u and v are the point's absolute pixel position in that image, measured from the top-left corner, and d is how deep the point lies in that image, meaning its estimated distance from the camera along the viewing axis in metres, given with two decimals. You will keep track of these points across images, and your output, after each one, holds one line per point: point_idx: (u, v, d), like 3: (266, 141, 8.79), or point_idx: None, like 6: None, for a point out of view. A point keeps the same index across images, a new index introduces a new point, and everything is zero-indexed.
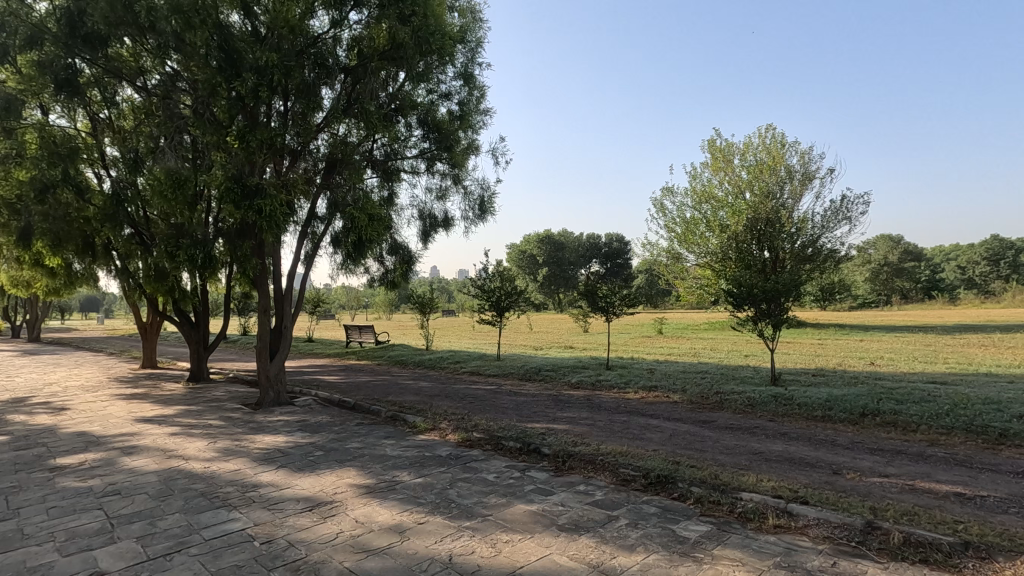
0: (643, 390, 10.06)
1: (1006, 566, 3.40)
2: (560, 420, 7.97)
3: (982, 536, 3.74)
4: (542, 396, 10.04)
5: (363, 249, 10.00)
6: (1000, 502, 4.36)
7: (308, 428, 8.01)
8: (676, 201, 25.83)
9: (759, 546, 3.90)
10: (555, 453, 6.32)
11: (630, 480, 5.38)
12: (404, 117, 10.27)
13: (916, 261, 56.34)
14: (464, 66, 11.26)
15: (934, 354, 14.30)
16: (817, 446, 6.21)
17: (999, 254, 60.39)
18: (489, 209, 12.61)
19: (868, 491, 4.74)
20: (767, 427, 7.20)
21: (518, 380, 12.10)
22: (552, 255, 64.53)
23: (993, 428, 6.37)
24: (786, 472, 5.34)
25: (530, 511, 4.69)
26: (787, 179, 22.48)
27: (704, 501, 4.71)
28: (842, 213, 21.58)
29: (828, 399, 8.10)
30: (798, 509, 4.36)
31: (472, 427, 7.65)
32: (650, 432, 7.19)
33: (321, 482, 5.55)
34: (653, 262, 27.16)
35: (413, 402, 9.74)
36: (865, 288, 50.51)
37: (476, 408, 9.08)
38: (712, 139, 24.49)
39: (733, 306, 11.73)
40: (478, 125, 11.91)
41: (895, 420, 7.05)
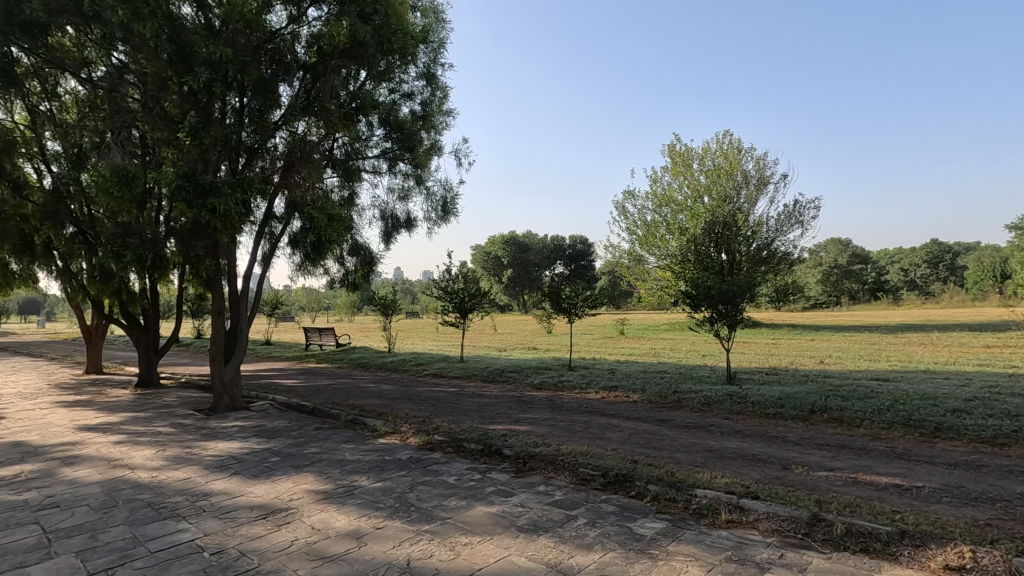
0: (604, 390, 10.21)
1: (938, 552, 3.60)
2: (522, 422, 8.00)
3: (916, 525, 3.95)
4: (505, 397, 10.06)
5: (323, 250, 9.80)
6: (934, 493, 4.62)
7: (264, 434, 7.79)
8: (638, 204, 26.32)
9: (711, 541, 4.01)
10: (516, 454, 6.34)
11: (589, 480, 5.45)
12: (366, 116, 10.11)
13: (863, 263, 59.04)
14: (426, 66, 11.19)
15: (878, 352, 15.01)
16: (769, 442, 6.44)
17: (938, 257, 64.33)
18: (452, 210, 12.58)
19: (815, 485, 4.93)
20: (722, 425, 7.40)
21: (481, 382, 12.07)
22: (516, 257, 64.73)
23: (929, 422, 6.74)
24: (739, 468, 5.50)
25: (490, 513, 4.70)
26: (743, 184, 23.27)
27: (661, 499, 4.82)
28: (795, 217, 22.41)
29: (780, 397, 8.39)
30: (749, 504, 4.51)
31: (433, 430, 7.60)
32: (610, 431, 7.30)
33: (277, 489, 5.41)
34: (616, 263, 27.60)
35: (374, 405, 9.61)
36: (817, 289, 52.65)
37: (438, 410, 9.02)
38: (672, 143, 25.04)
39: (691, 307, 12.03)
40: (441, 126, 11.87)
41: (841, 416, 7.36)
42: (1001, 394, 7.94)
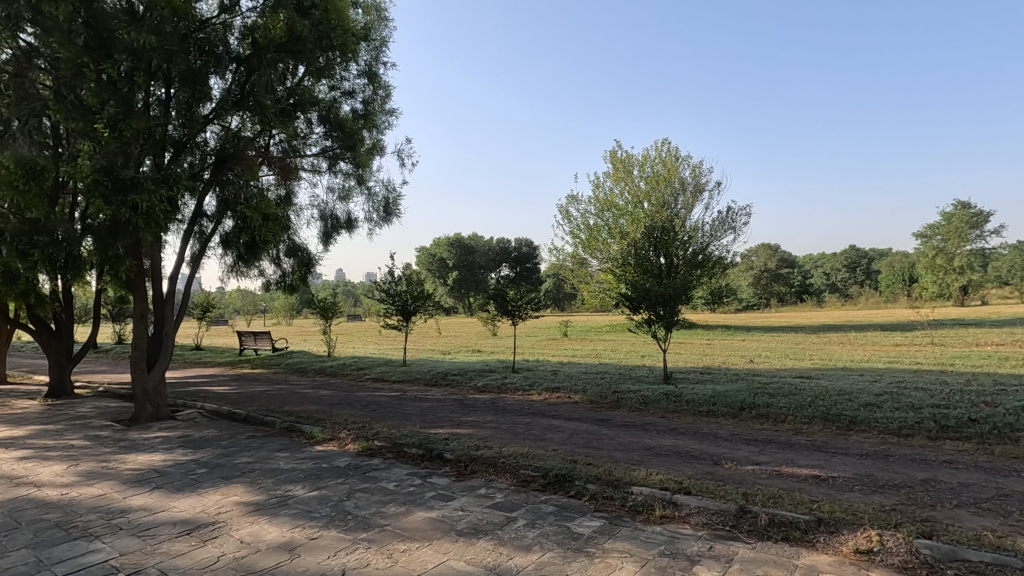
0: (546, 392, 10.32)
1: (849, 537, 3.87)
2: (464, 425, 7.97)
3: (832, 513, 4.22)
4: (447, 400, 10.00)
5: (257, 250, 9.40)
6: (848, 482, 4.96)
7: (191, 445, 7.37)
8: (580, 208, 26.81)
9: (646, 536, 4.14)
10: (457, 457, 6.30)
11: (530, 481, 5.50)
12: (304, 113, 9.78)
13: (790, 267, 62.75)
14: (367, 64, 10.97)
15: (802, 351, 15.98)
16: (701, 439, 6.71)
17: (856, 262, 69.25)
18: (394, 211, 12.38)
19: (742, 479, 5.18)
20: (658, 423, 7.65)
21: (424, 385, 11.95)
22: (461, 258, 64.35)
23: (845, 416, 7.23)
24: (673, 465, 5.71)
25: (430, 518, 4.64)
26: (680, 190, 24.23)
27: (598, 497, 4.93)
28: (728, 223, 23.51)
29: (712, 395, 8.76)
30: (682, 499, 4.68)
31: (373, 436, 7.45)
32: (551, 432, 7.40)
33: (203, 502, 5.13)
34: (559, 267, 28.02)
35: (312, 411, 9.30)
36: (748, 292, 55.40)
37: (379, 415, 8.84)
38: (613, 149, 25.64)
39: (631, 309, 12.37)
40: (383, 126, 11.68)
41: (767, 412, 7.78)
42: (906, 388, 8.63)
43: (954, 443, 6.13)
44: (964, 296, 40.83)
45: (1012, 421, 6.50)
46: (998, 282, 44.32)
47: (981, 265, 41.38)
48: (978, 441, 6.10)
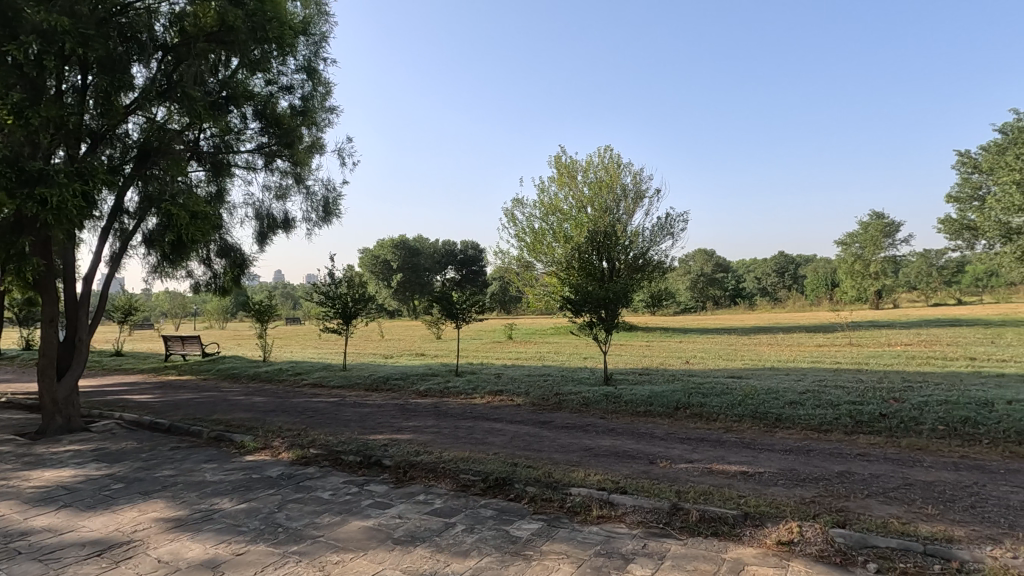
0: (489, 395, 10.31)
1: (772, 529, 4.05)
2: (405, 430, 7.82)
3: (757, 507, 4.42)
4: (388, 405, 9.79)
5: (184, 250, 8.86)
6: (773, 476, 5.22)
7: (106, 458, 6.86)
8: (526, 211, 27.01)
9: (583, 537, 4.19)
10: (396, 464, 6.17)
11: (470, 485, 5.45)
12: (237, 107, 9.35)
13: (724, 272, 65.73)
14: (306, 59, 10.64)
15: (734, 352, 16.73)
16: (638, 439, 6.89)
17: (784, 267, 73.41)
18: (334, 211, 12.04)
19: (675, 477, 5.35)
20: (598, 424, 7.79)
21: (364, 390, 11.66)
22: (406, 261, 63.35)
23: (771, 414, 7.61)
24: (611, 465, 5.82)
25: (366, 527, 4.52)
26: (622, 196, 24.97)
27: (537, 499, 4.95)
28: (667, 229, 24.34)
29: (649, 396, 9.02)
30: (618, 499, 4.77)
31: (308, 443, 7.18)
32: (492, 435, 7.38)
33: (117, 520, 4.77)
34: (504, 269, 28.12)
35: (243, 419, 8.86)
36: (686, 295, 57.54)
37: (316, 422, 8.53)
38: (558, 155, 25.98)
39: (573, 312, 12.55)
40: (323, 123, 11.35)
41: (701, 411, 8.08)
42: (826, 387, 9.18)
43: (867, 436, 6.57)
44: (878, 300, 44.07)
45: (916, 415, 7.04)
46: (907, 287, 48.12)
47: (892, 271, 44.86)
48: (888, 435, 6.56)
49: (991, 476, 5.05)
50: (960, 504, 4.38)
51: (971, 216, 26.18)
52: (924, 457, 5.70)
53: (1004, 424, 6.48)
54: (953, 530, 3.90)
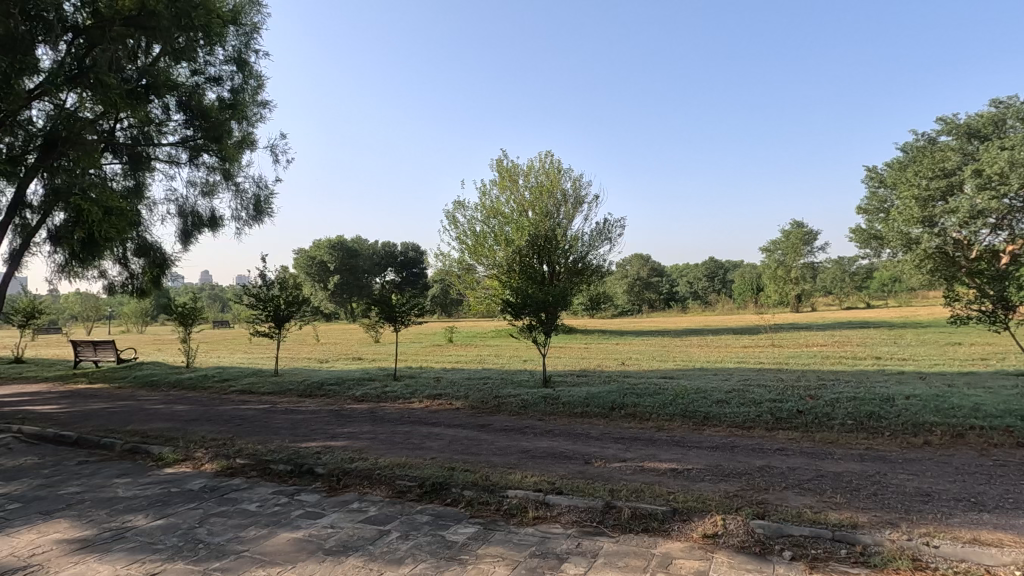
0: (427, 399, 10.18)
1: (699, 523, 4.23)
2: (339, 437, 7.59)
3: (685, 503, 4.60)
4: (322, 412, 9.47)
5: (96, 248, 8.23)
6: (700, 473, 5.45)
7: (1, 476, 6.23)
8: (467, 214, 26.94)
9: (519, 539, 4.22)
10: (329, 472, 5.97)
11: (405, 491, 5.37)
12: (159, 96, 8.80)
13: (658, 276, 68.24)
14: (236, 50, 10.17)
15: (667, 353, 17.35)
16: (575, 439, 7.02)
17: (714, 272, 77.09)
18: (265, 210, 11.56)
19: (610, 476, 5.49)
20: (536, 426, 7.87)
21: (297, 397, 11.23)
22: (344, 262, 61.50)
23: (699, 412, 7.96)
24: (548, 466, 5.90)
25: (295, 538, 4.34)
26: (562, 202, 25.47)
27: (474, 503, 4.95)
28: (605, 234, 24.98)
29: (586, 397, 9.22)
30: (554, 499, 4.84)
31: (235, 453, 6.83)
32: (430, 440, 7.29)
33: (11, 544, 4.35)
34: (445, 272, 27.92)
35: (162, 430, 8.30)
36: (623, 299, 59.26)
37: (243, 431, 8.13)
38: (499, 158, 26.08)
39: (513, 315, 12.60)
40: (254, 118, 10.87)
41: (634, 411, 8.33)
42: (750, 386, 9.71)
43: (785, 432, 6.99)
44: (798, 303, 47.06)
45: (829, 411, 7.57)
46: (823, 291, 51.70)
47: (810, 276, 48.03)
48: (804, 430, 7.02)
49: (891, 465, 5.50)
50: (864, 492, 4.75)
51: (878, 227, 28.43)
52: (835, 450, 6.13)
53: (903, 417, 7.09)
54: (858, 516, 4.22)
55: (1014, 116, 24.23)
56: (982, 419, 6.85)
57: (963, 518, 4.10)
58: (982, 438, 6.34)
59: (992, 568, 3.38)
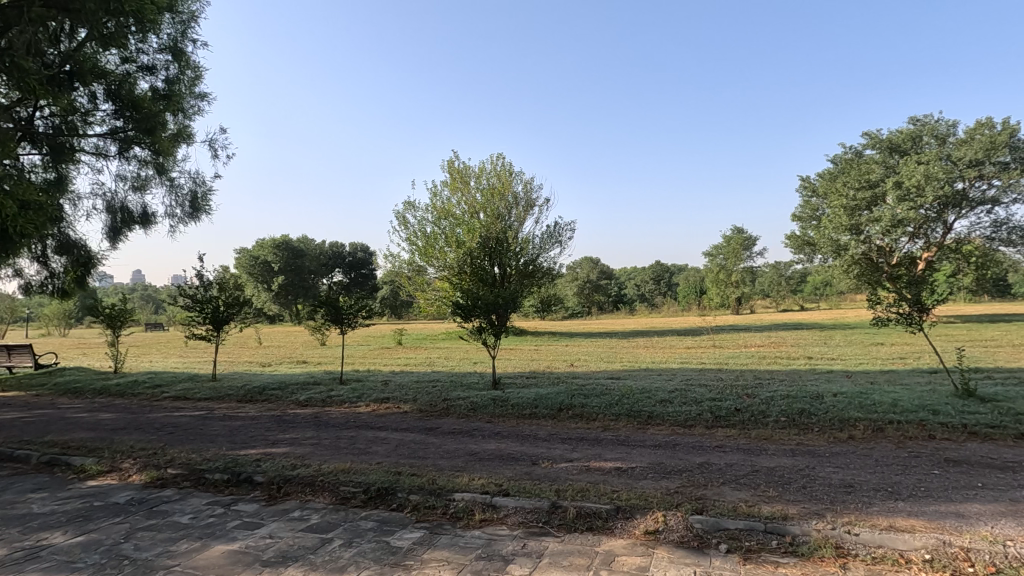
0: (374, 403, 9.99)
1: (641, 520, 4.33)
2: (280, 444, 7.32)
3: (629, 501, 4.71)
4: (263, 418, 9.11)
5: (10, 245, 7.61)
6: (643, 471, 5.60)
7: None
8: (417, 215, 26.62)
9: (465, 542, 4.20)
10: (269, 480, 5.75)
11: (349, 498, 5.24)
12: (84, 84, 8.27)
13: (607, 279, 69.69)
14: (172, 39, 9.67)
15: (614, 354, 17.72)
16: (522, 441, 7.06)
17: (660, 275, 79.40)
18: (202, 207, 11.04)
19: (556, 476, 5.55)
20: (484, 428, 7.86)
21: (236, 402, 10.77)
22: (289, 262, 59.33)
23: (643, 412, 8.17)
24: (495, 468, 5.89)
25: (230, 551, 4.16)
26: (513, 204, 25.63)
27: (420, 508, 4.89)
28: (556, 237, 25.25)
29: (535, 398, 9.29)
30: (500, 501, 4.85)
31: (166, 463, 6.48)
32: (376, 445, 7.15)
33: None
34: (395, 273, 27.48)
35: (85, 440, 7.76)
36: (573, 301, 60.12)
37: (176, 439, 7.72)
38: (451, 159, 25.92)
39: (463, 317, 12.53)
40: (191, 111, 10.37)
41: (581, 412, 8.47)
42: (692, 385, 10.06)
43: (724, 429, 7.28)
44: (738, 306, 49.10)
45: (764, 408, 7.95)
46: (762, 294, 54.19)
47: (750, 280, 50.20)
48: (741, 427, 7.33)
49: (818, 459, 5.83)
50: (794, 485, 5.01)
51: (810, 233, 30.02)
52: (769, 446, 6.44)
53: (830, 413, 7.52)
54: (788, 508, 4.45)
55: (929, 133, 26.16)
56: (900, 413, 7.37)
57: (881, 507, 4.39)
58: (899, 431, 6.82)
59: (905, 553, 3.63)
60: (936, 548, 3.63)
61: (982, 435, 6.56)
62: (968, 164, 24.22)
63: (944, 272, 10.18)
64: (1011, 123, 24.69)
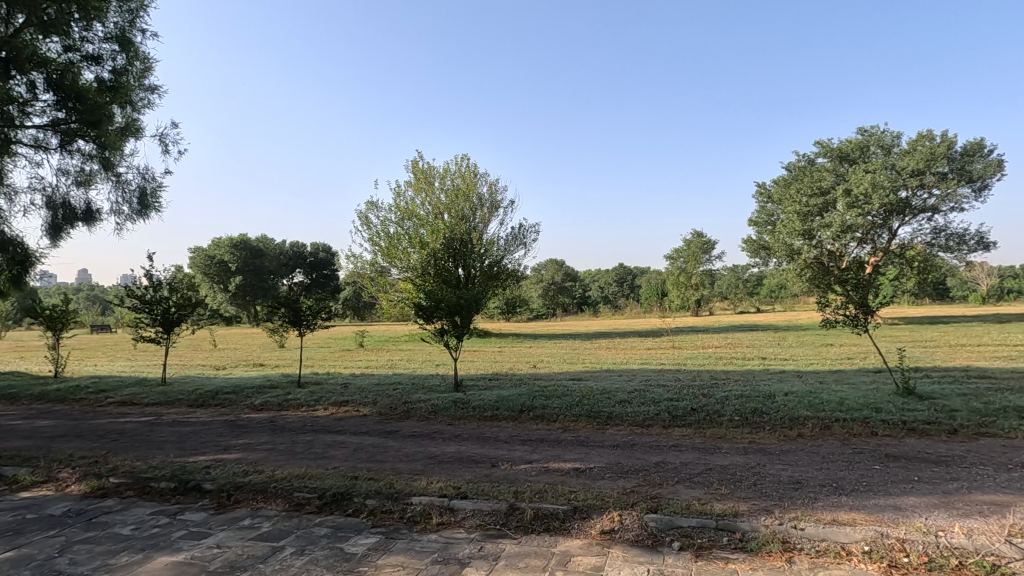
0: (332, 406, 9.78)
1: (597, 520, 4.37)
2: (232, 449, 7.09)
3: (586, 501, 4.75)
4: (214, 423, 8.79)
5: None
6: (600, 471, 5.66)
7: None
8: (380, 215, 26.26)
9: (421, 546, 4.15)
10: (219, 487, 5.55)
11: (303, 504, 5.11)
12: (22, 72, 7.84)
13: (571, 281, 70.36)
14: (119, 27, 9.26)
15: (577, 356, 17.88)
16: (482, 443, 7.03)
17: (623, 277, 80.57)
18: (152, 204, 10.60)
19: (515, 477, 5.55)
20: (445, 431, 7.80)
21: (187, 407, 10.37)
22: (247, 262, 57.51)
23: (603, 412, 8.28)
24: (454, 471, 5.85)
25: (175, 562, 3.99)
26: (478, 206, 25.66)
27: (376, 512, 4.81)
28: (521, 239, 25.24)
29: (496, 400, 9.30)
30: (458, 504, 4.81)
31: (109, 471, 6.18)
32: (333, 449, 7.00)
33: None
34: (357, 274, 27.01)
35: (18, 449, 7.31)
36: (538, 303, 60.38)
37: (120, 447, 7.35)
38: (415, 159, 25.69)
39: (425, 319, 12.40)
40: (140, 104, 9.95)
41: (542, 413, 8.50)
42: (651, 386, 10.22)
43: (681, 429, 7.43)
44: (698, 308, 50.29)
45: (718, 408, 8.16)
46: (720, 297, 55.71)
47: (709, 283, 51.47)
48: (696, 426, 7.51)
49: (769, 456, 6.02)
50: (745, 482, 5.16)
51: (766, 238, 31.04)
52: (722, 444, 6.61)
53: (781, 412, 7.78)
54: (739, 505, 4.57)
55: (876, 143, 27.38)
56: (845, 411, 7.69)
57: (826, 501, 4.57)
58: (844, 429, 7.11)
59: (846, 545, 3.78)
60: (876, 540, 3.79)
61: (919, 431, 6.90)
62: (911, 173, 25.52)
63: (888, 276, 10.66)
64: (950, 135, 26.09)
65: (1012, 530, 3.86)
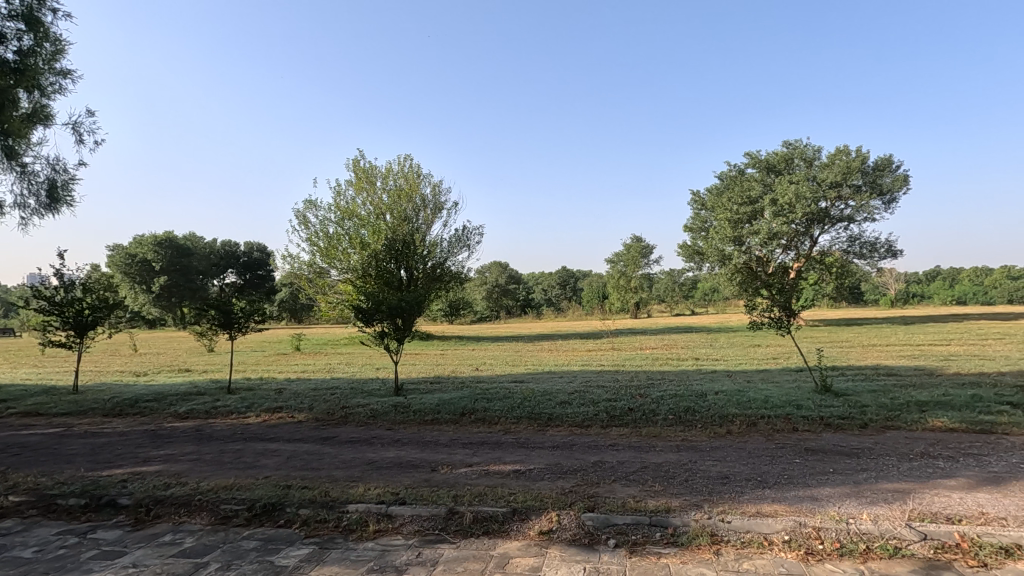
0: (265, 413, 9.37)
1: (535, 521, 4.41)
2: (153, 461, 6.65)
3: (525, 503, 4.78)
4: (133, 433, 8.21)
5: None
6: (540, 472, 5.71)
7: None
8: (319, 214, 25.50)
9: (357, 555, 4.04)
10: (136, 502, 5.19)
11: (231, 516, 4.86)
12: None
13: (515, 283, 70.74)
14: (26, 5, 8.51)
15: (519, 358, 18.02)
16: (423, 447, 6.94)
17: (566, 280, 81.83)
18: (63, 198, 9.81)
19: (454, 481, 5.52)
20: (384, 436, 7.64)
21: (103, 416, 9.65)
22: (173, 262, 54.12)
23: (543, 414, 8.36)
24: (393, 477, 5.74)
25: None
26: (421, 206, 25.37)
27: (310, 522, 4.64)
28: (464, 241, 25.07)
29: (437, 403, 9.21)
30: (396, 510, 4.72)
31: (8, 489, 5.63)
32: (265, 458, 6.70)
33: None
34: (294, 275, 26.03)
35: None
36: (481, 305, 60.22)
37: (22, 462, 6.73)
38: (356, 158, 25.15)
39: (364, 321, 12.09)
40: (50, 89, 9.20)
41: (484, 416, 8.49)
42: (591, 387, 10.42)
43: (618, 429, 7.62)
44: (637, 310, 51.72)
45: (654, 407, 8.43)
46: (658, 300, 57.58)
47: (648, 286, 53.06)
48: (633, 425, 7.72)
49: (700, 453, 6.28)
50: (677, 479, 5.36)
51: (700, 243, 32.39)
52: (657, 442, 6.84)
53: (712, 410, 8.12)
54: (671, 501, 4.74)
55: (800, 156, 29.18)
56: (769, 409, 8.14)
57: (751, 495, 4.81)
58: (769, 425, 7.51)
59: (768, 535, 3.99)
60: (794, 529, 4.02)
61: (834, 426, 7.40)
62: (829, 185, 27.37)
63: (809, 280, 11.37)
64: (864, 151, 28.18)
65: (911, 515, 4.20)
